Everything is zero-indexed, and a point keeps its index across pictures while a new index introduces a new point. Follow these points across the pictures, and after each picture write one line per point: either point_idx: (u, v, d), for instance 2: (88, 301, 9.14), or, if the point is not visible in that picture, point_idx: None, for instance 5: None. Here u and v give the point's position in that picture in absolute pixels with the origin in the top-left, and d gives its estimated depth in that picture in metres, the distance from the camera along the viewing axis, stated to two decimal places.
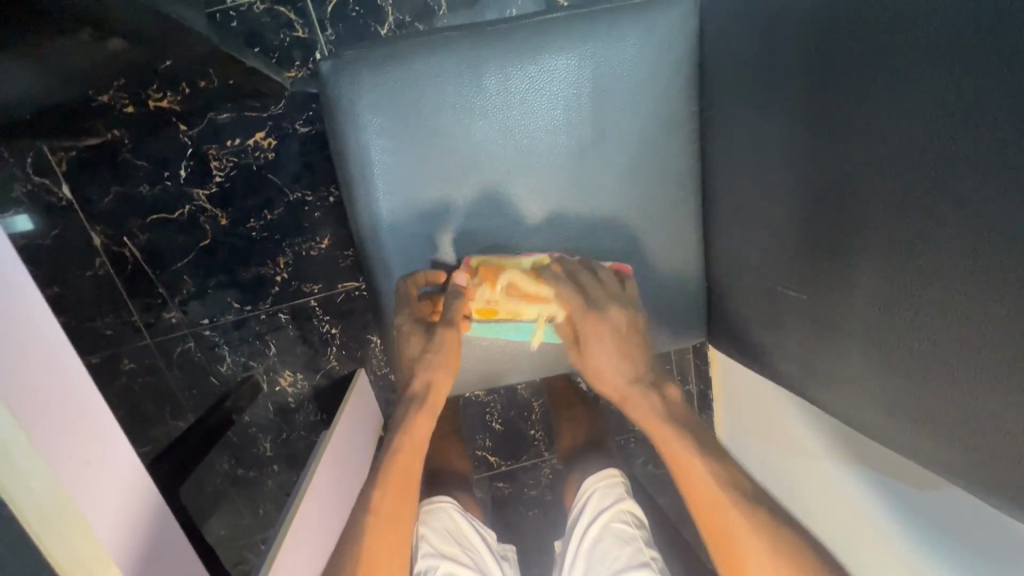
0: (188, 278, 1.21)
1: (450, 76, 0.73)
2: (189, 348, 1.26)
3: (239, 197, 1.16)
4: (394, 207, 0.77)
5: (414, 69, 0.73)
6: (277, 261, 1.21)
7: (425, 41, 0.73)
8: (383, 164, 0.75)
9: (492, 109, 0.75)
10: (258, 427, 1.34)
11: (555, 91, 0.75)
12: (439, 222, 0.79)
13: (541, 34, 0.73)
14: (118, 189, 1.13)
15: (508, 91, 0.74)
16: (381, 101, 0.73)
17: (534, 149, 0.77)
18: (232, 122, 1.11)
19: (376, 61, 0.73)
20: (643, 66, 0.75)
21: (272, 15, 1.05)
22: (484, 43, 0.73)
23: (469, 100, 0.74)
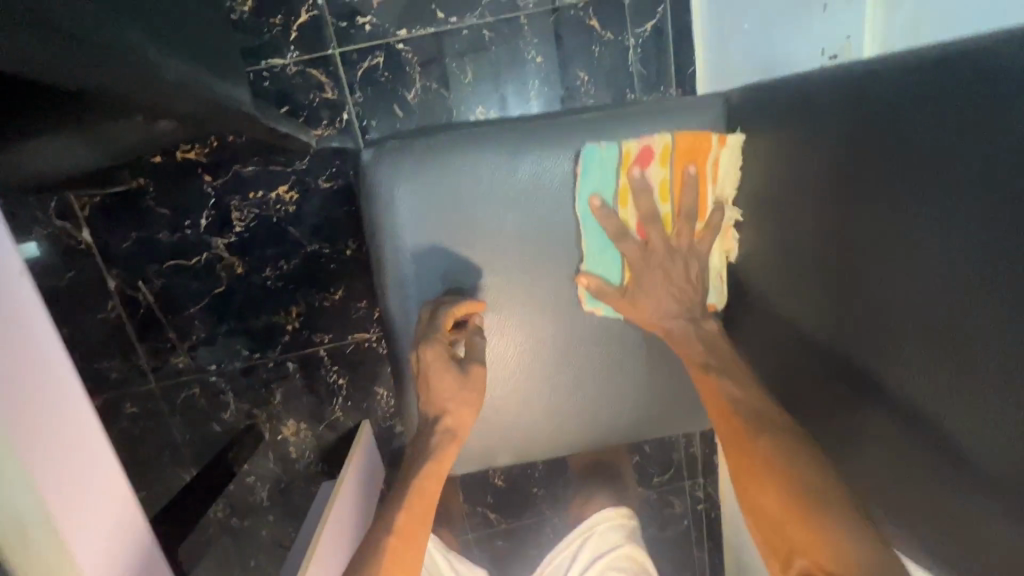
0: (198, 324, 1.21)
1: (483, 169, 0.77)
2: (193, 394, 1.25)
3: (258, 247, 1.18)
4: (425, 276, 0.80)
5: (451, 160, 0.76)
6: (289, 310, 1.21)
7: (463, 135, 0.77)
8: (416, 235, 0.79)
9: (523, 199, 0.78)
10: (257, 476, 1.32)
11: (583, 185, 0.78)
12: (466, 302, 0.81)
13: (573, 131, 0.77)
14: (137, 235, 1.14)
15: (538, 183, 0.77)
16: (418, 189, 0.77)
17: (561, 237, 0.80)
18: (256, 176, 1.13)
19: (415, 152, 0.77)
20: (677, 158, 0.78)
21: (304, 77, 1.09)
22: (517, 138, 0.77)
23: (501, 192, 0.77)
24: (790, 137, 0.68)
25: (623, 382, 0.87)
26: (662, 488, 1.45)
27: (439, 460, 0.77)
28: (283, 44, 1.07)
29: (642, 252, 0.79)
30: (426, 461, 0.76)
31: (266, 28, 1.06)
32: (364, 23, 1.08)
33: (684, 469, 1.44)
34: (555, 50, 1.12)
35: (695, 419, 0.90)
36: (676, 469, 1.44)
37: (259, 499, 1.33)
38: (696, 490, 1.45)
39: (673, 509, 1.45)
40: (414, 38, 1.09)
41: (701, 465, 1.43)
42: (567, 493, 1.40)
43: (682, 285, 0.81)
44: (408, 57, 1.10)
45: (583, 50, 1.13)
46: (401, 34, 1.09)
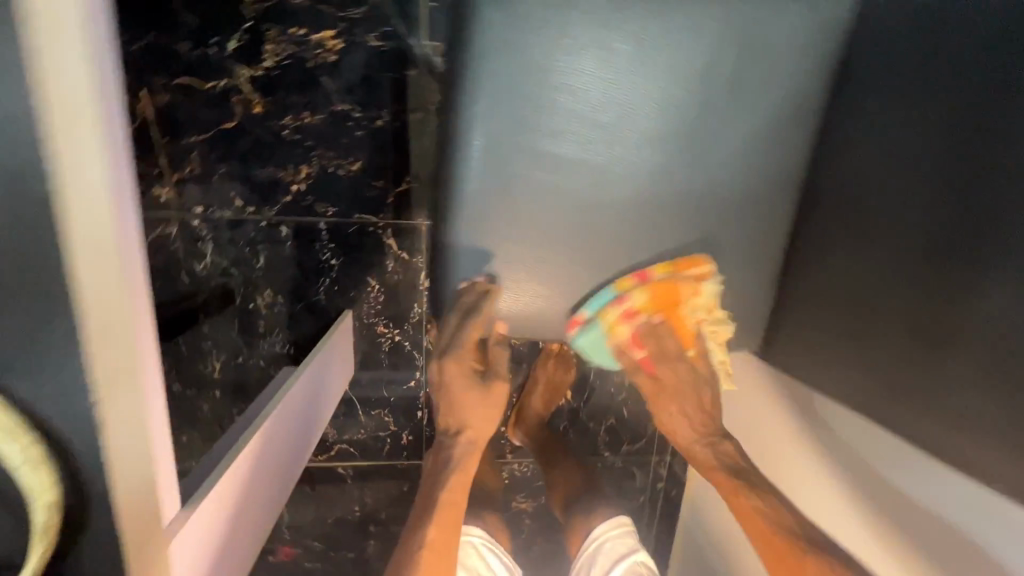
0: (196, 158, 1.09)
1: (531, 32, 0.65)
2: (167, 235, 1.11)
3: (283, 91, 1.08)
4: (481, 89, 0.67)
5: (508, 43, 0.65)
6: (299, 169, 1.12)
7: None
8: (491, 91, 0.67)
9: (580, 71, 0.67)
10: (215, 343, 1.19)
11: (648, 66, 0.68)
12: (499, 203, 0.72)
13: None
14: (153, 38, 1.02)
15: (610, 53, 0.67)
16: (491, 97, 0.67)
17: (638, 135, 0.70)
18: (303, 11, 1.04)
19: (488, 51, 0.65)
20: (652, 49, 0.67)
21: None
22: None
23: (572, 72, 0.67)
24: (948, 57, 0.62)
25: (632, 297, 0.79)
26: (627, 457, 1.43)
27: (451, 495, 0.77)
28: None
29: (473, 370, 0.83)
30: (428, 525, 0.72)
31: None
32: None
33: (653, 441, 1.43)
34: None
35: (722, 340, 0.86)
36: (647, 439, 1.43)
37: (211, 372, 1.20)
38: (660, 467, 1.45)
39: (634, 481, 1.44)
40: None
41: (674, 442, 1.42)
42: None
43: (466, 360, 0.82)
44: None
45: None
46: None
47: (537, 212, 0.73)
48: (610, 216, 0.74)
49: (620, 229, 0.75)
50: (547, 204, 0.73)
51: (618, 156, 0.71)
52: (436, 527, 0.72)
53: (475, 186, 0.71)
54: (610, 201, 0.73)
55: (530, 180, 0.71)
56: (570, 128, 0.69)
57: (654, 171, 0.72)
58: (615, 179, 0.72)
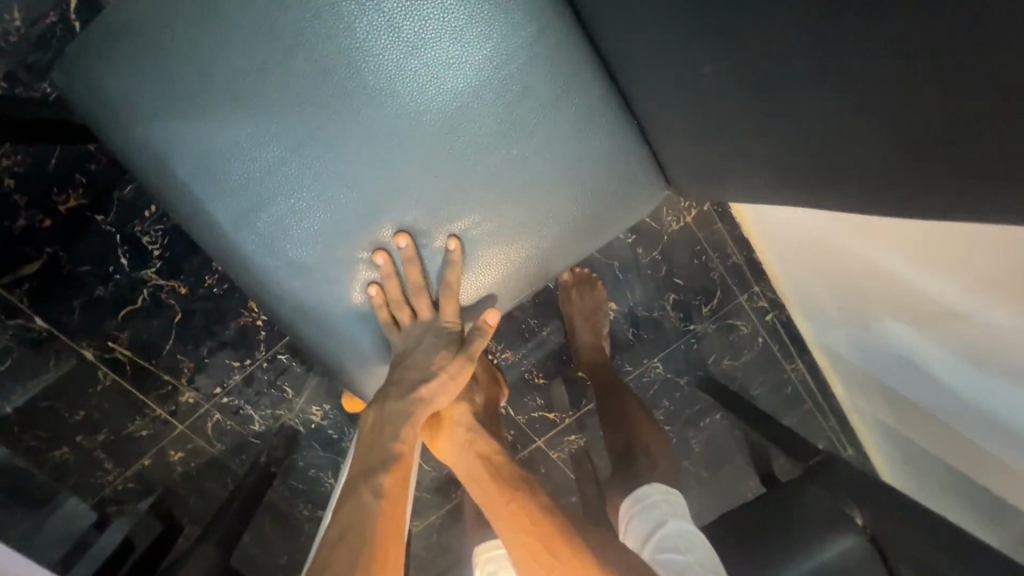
0: (182, 356, 1.19)
1: (181, 103, 0.58)
2: (218, 420, 1.26)
3: (185, 261, 1.12)
4: (186, 178, 0.61)
5: (173, 128, 0.59)
6: (251, 305, 1.17)
7: (135, 76, 0.58)
8: (195, 172, 0.61)
9: (250, 95, 0.58)
10: (316, 467, 1.32)
11: (308, 31, 0.57)
12: (301, 267, 0.66)
13: (192, 11, 0.56)
14: (80, 300, 1.13)
15: (263, 53, 0.57)
16: (206, 185, 0.62)
17: (362, 103, 0.60)
18: (140, 191, 1.06)
19: (167, 148, 0.60)
20: (276, 5, 0.56)
21: None
22: (151, 37, 0.56)
23: (247, 102, 0.59)
24: None
25: (490, 229, 0.69)
26: (717, 316, 1.28)
27: (395, 470, 0.72)
28: (77, 42, 0.96)
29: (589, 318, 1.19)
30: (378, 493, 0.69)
31: (50, 35, 0.95)
32: None
33: (730, 285, 1.26)
34: None
35: (641, 195, 0.74)
36: (722, 288, 1.26)
37: (330, 487, 1.33)
38: (755, 301, 1.28)
39: (740, 331, 1.29)
40: None
41: (748, 272, 1.25)
42: (624, 359, 1.29)
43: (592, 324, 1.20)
44: None
45: None
46: None
47: (343, 244, 0.66)
48: (409, 198, 0.64)
49: (416, 186, 0.64)
50: (332, 222, 0.64)
51: (345, 126, 0.60)
52: (394, 479, 0.71)
53: (260, 254, 0.65)
54: (381, 172, 0.63)
55: (307, 226, 0.64)
56: (292, 153, 0.61)
57: (413, 124, 0.61)
58: (382, 163, 0.62)
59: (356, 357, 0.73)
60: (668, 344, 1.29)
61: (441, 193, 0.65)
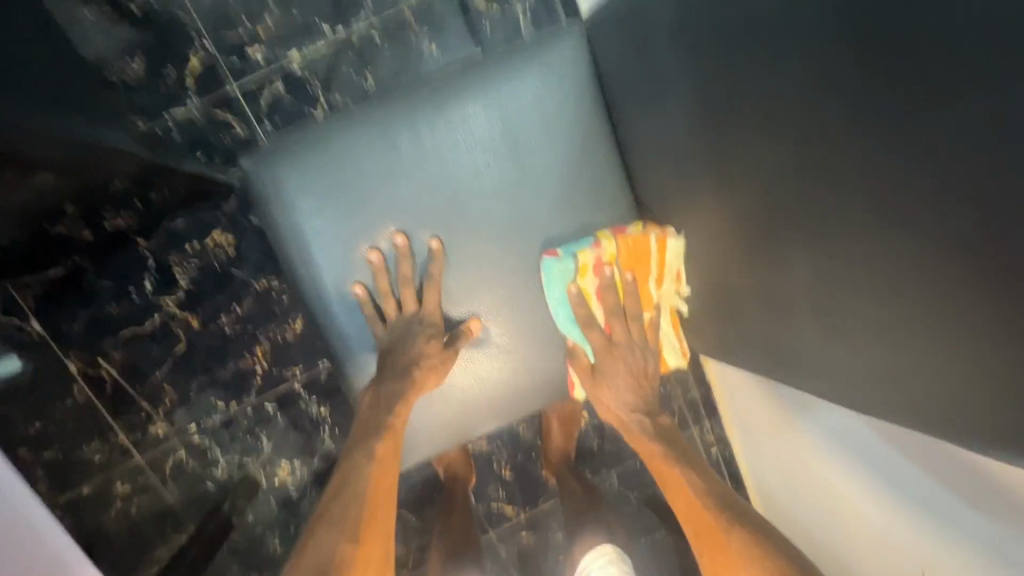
0: (168, 386, 1.20)
1: (322, 201, 0.76)
2: (181, 458, 1.23)
3: (207, 297, 1.18)
4: (307, 243, 0.77)
5: (308, 216, 0.76)
6: (255, 350, 1.21)
7: (295, 174, 0.76)
8: (316, 241, 0.77)
9: (375, 205, 0.77)
10: (264, 526, 1.29)
11: (433, 172, 0.77)
12: (374, 336, 0.82)
13: (353, 143, 0.76)
14: (87, 313, 1.14)
15: (395, 180, 0.77)
16: (319, 262, 0.78)
17: (455, 227, 0.79)
18: (188, 227, 1.14)
19: (298, 228, 0.77)
20: (429, 150, 0.77)
21: (210, 119, 1.10)
22: (318, 152, 0.76)
23: (371, 210, 0.77)
24: (703, 50, 0.66)
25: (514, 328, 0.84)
26: None
27: (389, 436, 0.76)
28: (181, 93, 1.09)
29: (566, 420, 1.30)
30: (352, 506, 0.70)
31: (161, 81, 1.08)
32: (255, 54, 1.10)
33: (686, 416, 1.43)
34: (447, 36, 1.14)
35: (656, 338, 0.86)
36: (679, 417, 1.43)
37: (271, 550, 1.29)
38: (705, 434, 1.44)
39: None
40: (308, 58, 1.11)
41: (703, 408, 1.42)
42: (584, 466, 1.41)
43: (566, 427, 1.31)
44: (307, 77, 1.12)
45: (473, 30, 1.14)
46: (291, 53, 1.11)
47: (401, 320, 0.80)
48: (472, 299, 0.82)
49: (482, 286, 0.82)
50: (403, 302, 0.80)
51: (444, 233, 0.79)
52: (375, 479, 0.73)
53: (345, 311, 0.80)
54: (460, 272, 0.81)
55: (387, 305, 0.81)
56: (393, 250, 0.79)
57: (489, 250, 0.81)
58: (461, 271, 0.81)
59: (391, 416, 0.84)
60: (624, 459, 1.42)
61: (504, 296, 0.83)
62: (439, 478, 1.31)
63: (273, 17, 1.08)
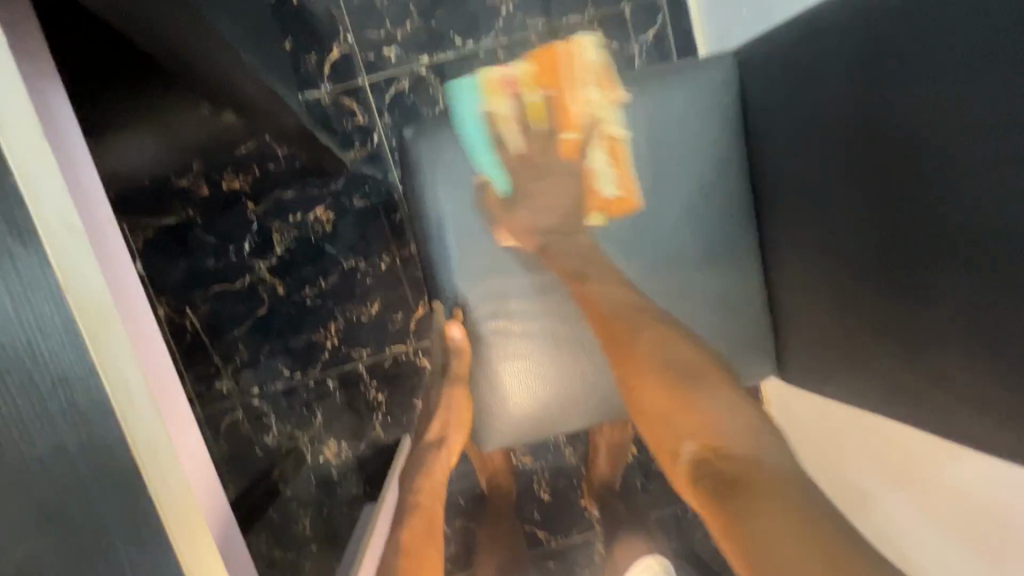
0: (242, 346, 1.24)
1: (465, 181, 0.76)
2: (237, 419, 1.26)
3: (297, 267, 1.23)
4: (450, 236, 0.77)
5: (447, 192, 0.76)
6: (329, 326, 1.25)
7: (446, 149, 0.76)
8: (458, 229, 0.77)
9: (515, 194, 0.77)
10: (299, 502, 1.29)
11: (576, 171, 0.77)
12: (485, 323, 0.79)
13: (505, 130, 0.76)
14: (186, 263, 1.21)
15: (539, 172, 0.77)
16: (448, 239, 0.77)
17: (587, 229, 0.78)
18: (295, 199, 1.21)
19: (436, 202, 0.77)
20: None
21: (337, 105, 1.19)
22: (470, 133, 0.77)
23: (510, 198, 0.77)
24: None
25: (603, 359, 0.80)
26: None
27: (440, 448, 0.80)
28: (317, 79, 1.18)
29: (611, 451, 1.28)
30: (402, 528, 0.70)
31: (301, 65, 1.17)
32: (389, 54, 1.19)
33: None
34: None
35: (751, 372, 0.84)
36: None
37: (301, 530, 1.28)
38: None
39: None
40: (435, 64, 1.20)
41: None
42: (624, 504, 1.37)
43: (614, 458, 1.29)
44: (431, 81, 1.20)
45: None
46: (421, 57, 1.19)
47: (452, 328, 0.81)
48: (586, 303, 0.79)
49: None
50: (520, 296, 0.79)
51: (580, 239, 0.78)
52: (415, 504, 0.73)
53: (472, 310, 0.79)
54: None
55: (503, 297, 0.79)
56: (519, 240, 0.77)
57: (615, 256, 0.78)
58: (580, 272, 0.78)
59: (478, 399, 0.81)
60: (664, 504, 1.38)
61: (620, 321, 0.80)
62: (479, 486, 1.29)
63: (412, 24, 1.18)
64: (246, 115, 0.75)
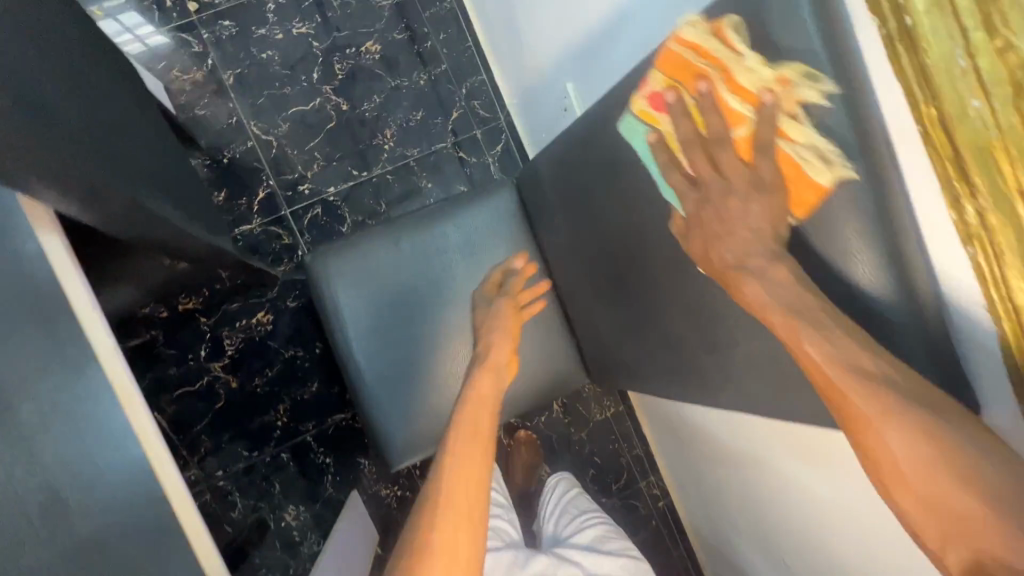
0: (205, 437, 1.48)
1: (355, 283, 1.05)
2: (205, 501, 1.47)
3: (246, 363, 1.51)
4: (344, 339, 1.05)
5: (344, 294, 1.04)
6: (278, 407, 1.52)
7: (340, 263, 1.05)
8: (356, 318, 1.05)
9: (395, 286, 1.05)
10: (268, 567, 1.48)
11: (437, 263, 1.07)
12: (389, 380, 1.05)
13: (379, 244, 1.06)
14: (151, 374, 1.47)
15: (410, 268, 1.06)
16: (349, 325, 1.04)
17: (453, 302, 1.07)
18: (240, 309, 1.51)
19: (337, 301, 1.04)
20: (435, 248, 1.07)
21: (267, 232, 1.54)
22: (355, 251, 1.05)
23: (391, 289, 1.05)
24: None
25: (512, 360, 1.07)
26: (622, 493, 1.68)
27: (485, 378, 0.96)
28: (249, 215, 1.53)
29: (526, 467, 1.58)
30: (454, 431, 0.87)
31: (236, 207, 1.53)
32: (304, 188, 1.56)
33: (634, 471, 1.69)
34: (438, 176, 1.62)
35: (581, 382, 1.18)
36: (628, 472, 1.69)
37: None
38: (652, 487, 1.68)
39: (639, 510, 1.67)
40: (340, 191, 1.58)
41: (647, 462, 1.69)
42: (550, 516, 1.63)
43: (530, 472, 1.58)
44: (338, 204, 1.57)
45: (458, 173, 1.63)
46: (329, 188, 1.57)
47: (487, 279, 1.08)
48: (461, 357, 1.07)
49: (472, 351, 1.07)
50: (411, 358, 1.06)
51: (449, 310, 1.07)
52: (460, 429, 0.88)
53: (373, 382, 1.05)
54: (458, 340, 1.07)
55: (399, 361, 1.06)
56: (403, 319, 1.06)
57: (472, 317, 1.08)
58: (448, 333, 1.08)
59: (394, 438, 1.06)
60: None
61: None
62: None
63: (319, 165, 1.57)
64: (196, 261, 1.08)
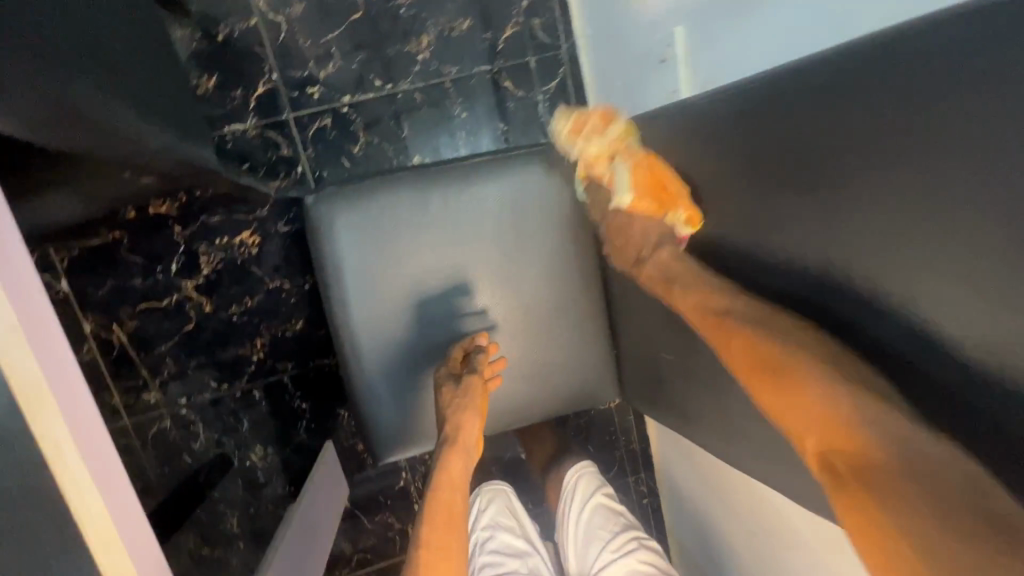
0: (170, 360, 1.32)
1: (363, 241, 0.84)
2: (164, 427, 1.34)
3: (224, 287, 1.32)
4: (340, 305, 0.85)
5: (346, 251, 0.84)
6: (256, 341, 1.35)
7: (345, 212, 0.83)
8: (358, 283, 0.85)
9: (411, 253, 0.85)
10: (227, 503, 1.39)
11: (468, 233, 0.86)
12: (386, 363, 0.88)
13: (399, 197, 0.84)
14: (112, 281, 1.27)
15: (433, 234, 0.85)
16: (348, 291, 0.85)
17: (478, 284, 0.87)
18: (222, 223, 1.29)
19: (336, 259, 0.84)
20: (468, 214, 0.85)
21: (263, 137, 1.29)
22: (368, 201, 0.83)
23: (405, 256, 0.85)
24: None
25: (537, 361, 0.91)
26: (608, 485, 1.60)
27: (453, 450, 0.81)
28: (244, 113, 1.27)
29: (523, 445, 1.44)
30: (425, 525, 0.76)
31: (229, 99, 1.26)
32: (313, 91, 1.29)
33: (625, 465, 1.60)
34: (475, 107, 1.35)
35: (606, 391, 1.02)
36: (618, 465, 1.60)
37: (230, 528, 1.39)
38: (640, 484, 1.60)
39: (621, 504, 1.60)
40: (356, 103, 1.31)
41: (640, 459, 1.59)
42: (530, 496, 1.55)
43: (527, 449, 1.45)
44: (352, 118, 1.31)
45: (498, 107, 1.36)
46: (344, 97, 1.30)
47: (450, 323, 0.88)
48: None
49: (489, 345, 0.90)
50: (416, 342, 0.88)
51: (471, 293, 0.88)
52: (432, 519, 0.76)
53: (367, 363, 0.88)
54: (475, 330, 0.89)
55: (401, 343, 0.88)
56: (414, 295, 0.87)
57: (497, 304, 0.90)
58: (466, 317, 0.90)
59: (382, 429, 0.90)
60: None
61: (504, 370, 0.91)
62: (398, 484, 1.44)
63: (334, 65, 1.28)
64: (168, 174, 0.85)
